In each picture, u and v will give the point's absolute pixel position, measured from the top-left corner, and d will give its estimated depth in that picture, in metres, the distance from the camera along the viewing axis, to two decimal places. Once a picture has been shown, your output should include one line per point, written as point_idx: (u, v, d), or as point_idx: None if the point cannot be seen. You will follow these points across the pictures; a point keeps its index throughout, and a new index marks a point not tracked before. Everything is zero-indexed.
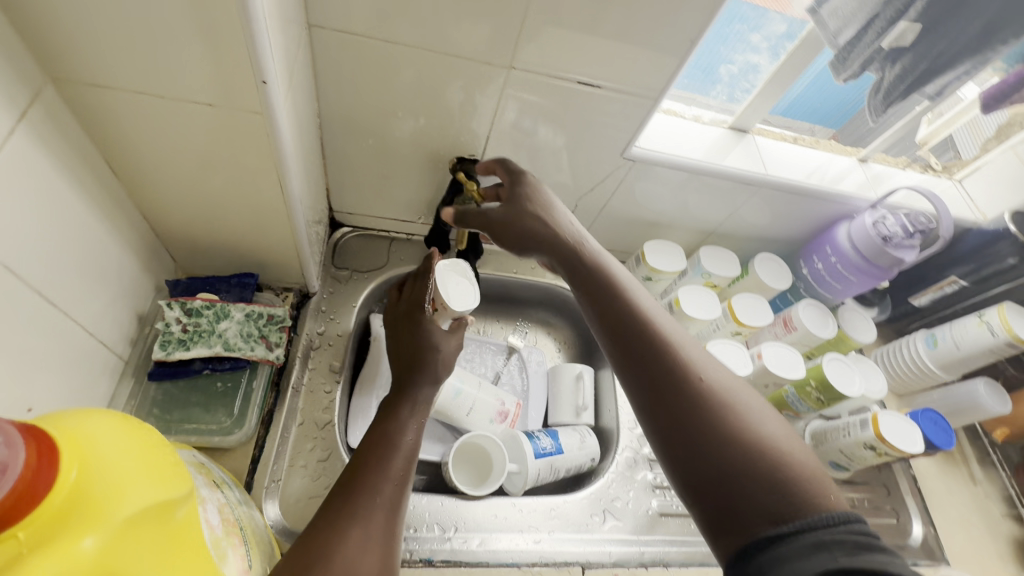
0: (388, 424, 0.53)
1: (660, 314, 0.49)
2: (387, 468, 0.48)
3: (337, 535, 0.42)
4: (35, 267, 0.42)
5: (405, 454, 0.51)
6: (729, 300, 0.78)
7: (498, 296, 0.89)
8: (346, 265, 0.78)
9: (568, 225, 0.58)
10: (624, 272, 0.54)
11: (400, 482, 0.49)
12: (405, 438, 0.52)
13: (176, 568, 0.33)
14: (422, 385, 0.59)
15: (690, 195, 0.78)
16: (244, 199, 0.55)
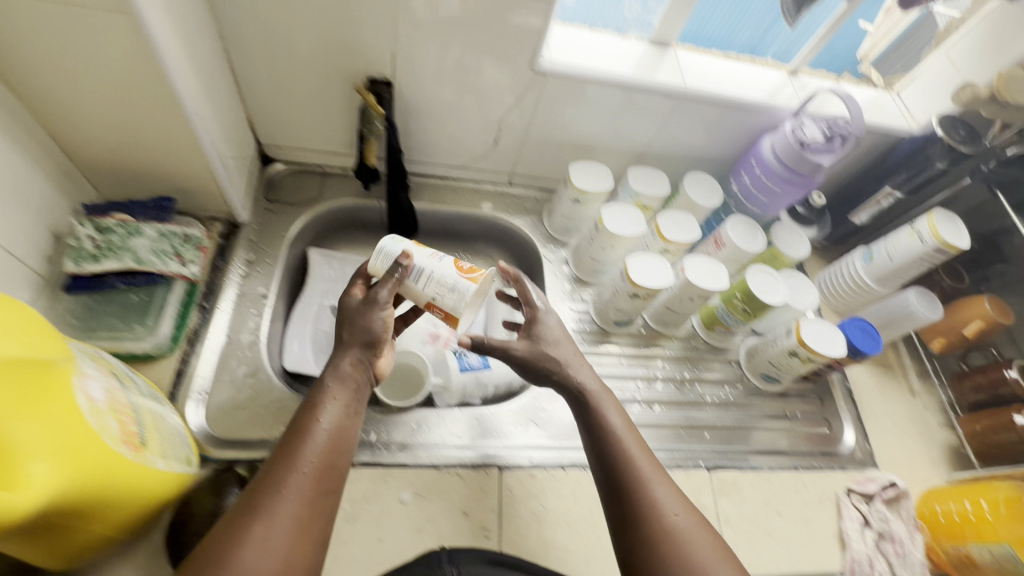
0: (303, 414, 0.50)
1: (645, 456, 0.53)
2: (294, 459, 0.45)
3: (236, 539, 0.40)
4: None
5: (321, 443, 0.47)
6: (657, 220, 0.79)
7: (438, 230, 0.91)
8: (279, 198, 0.80)
9: (569, 357, 0.61)
10: (620, 415, 0.57)
11: (318, 477, 0.45)
12: (319, 426, 0.48)
13: (39, 413, 0.36)
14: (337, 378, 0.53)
15: (615, 115, 0.78)
16: (145, 118, 0.56)
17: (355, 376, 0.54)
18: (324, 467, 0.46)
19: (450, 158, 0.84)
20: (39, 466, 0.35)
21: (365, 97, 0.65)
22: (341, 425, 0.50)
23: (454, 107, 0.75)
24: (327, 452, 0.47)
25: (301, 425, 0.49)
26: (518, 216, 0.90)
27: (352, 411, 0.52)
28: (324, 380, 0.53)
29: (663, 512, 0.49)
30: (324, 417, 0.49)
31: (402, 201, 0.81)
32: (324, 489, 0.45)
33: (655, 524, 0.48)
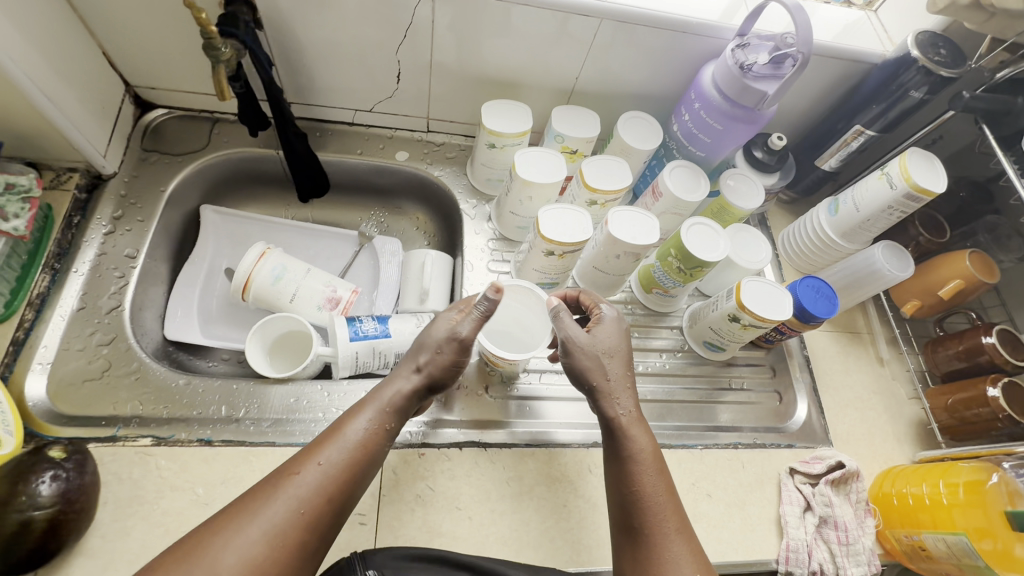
0: (344, 417, 0.46)
1: (666, 498, 0.47)
2: (319, 473, 0.41)
3: (227, 544, 0.37)
4: None
5: (348, 459, 0.43)
6: (582, 166, 0.69)
7: (352, 184, 0.82)
8: (158, 147, 0.72)
9: (615, 374, 0.51)
10: (652, 442, 0.50)
11: (336, 506, 0.41)
12: (353, 436, 0.44)
13: None
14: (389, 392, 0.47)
15: (532, 43, 0.67)
16: None
17: (406, 403, 0.48)
18: (343, 492, 0.42)
19: (353, 100, 0.75)
20: None
21: (195, 11, 0.52)
22: (374, 445, 0.45)
23: (339, 35, 0.65)
24: (351, 472, 0.43)
25: (338, 429, 0.45)
26: (438, 167, 0.80)
27: (388, 433, 0.46)
28: (377, 389, 0.48)
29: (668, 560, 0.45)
30: (359, 425, 0.45)
31: (297, 149, 0.72)
32: (334, 521, 0.41)
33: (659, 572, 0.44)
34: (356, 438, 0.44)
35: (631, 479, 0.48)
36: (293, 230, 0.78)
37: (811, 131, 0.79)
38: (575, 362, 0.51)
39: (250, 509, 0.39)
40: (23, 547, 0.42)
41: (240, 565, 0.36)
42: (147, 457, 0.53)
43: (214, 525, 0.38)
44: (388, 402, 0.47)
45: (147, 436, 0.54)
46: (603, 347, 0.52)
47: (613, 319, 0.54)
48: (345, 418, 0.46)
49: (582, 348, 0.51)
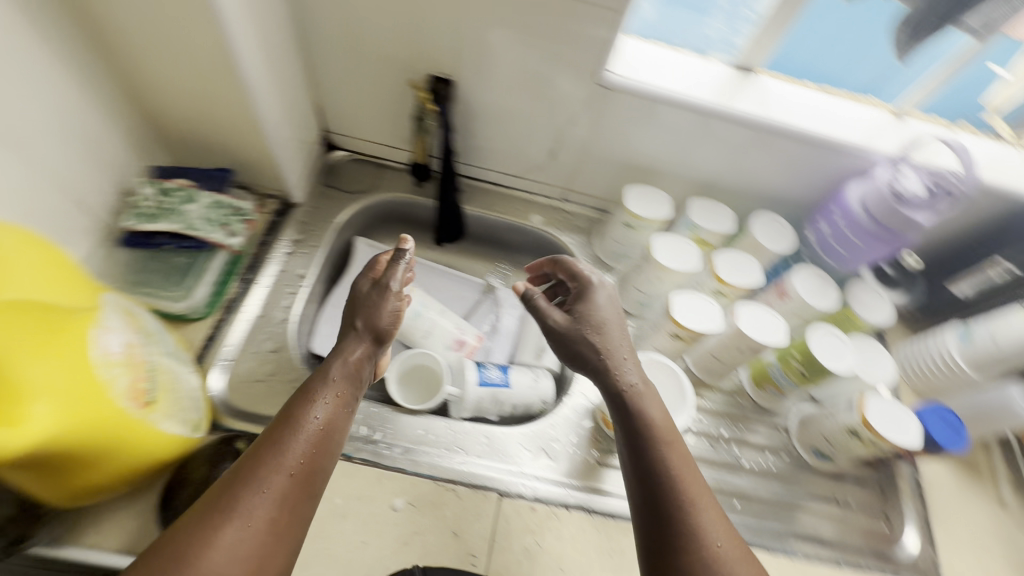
0: (296, 402, 0.50)
1: (685, 468, 0.47)
2: (279, 456, 0.44)
3: (206, 539, 0.38)
4: (21, 119, 0.47)
5: (311, 438, 0.47)
6: (713, 257, 0.72)
7: (485, 236, 0.90)
8: (335, 184, 0.82)
9: (617, 344, 0.56)
10: (661, 411, 0.52)
11: (305, 474, 0.45)
12: (311, 417, 0.48)
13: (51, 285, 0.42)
14: (336, 359, 0.55)
15: (684, 140, 0.73)
16: (212, 91, 0.58)
17: (352, 359, 0.56)
18: (306, 468, 0.45)
19: (505, 165, 0.83)
20: (40, 407, 0.36)
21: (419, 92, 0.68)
22: (334, 421, 0.50)
23: (514, 113, 0.73)
24: (314, 449, 0.47)
25: (294, 415, 0.48)
26: (568, 233, 0.86)
27: (348, 409, 0.52)
28: (329, 364, 0.54)
29: (693, 514, 0.44)
30: (317, 410, 0.49)
31: (449, 200, 0.81)
32: (307, 493, 0.45)
33: (700, 543, 0.43)
34: (316, 422, 0.48)
35: (644, 452, 0.49)
36: (429, 271, 0.86)
37: (945, 254, 0.79)
38: (575, 344, 0.57)
39: (218, 501, 0.41)
40: None
41: (227, 556, 0.38)
42: None
43: (188, 521, 0.39)
44: (334, 375, 0.53)
45: None
46: (591, 317, 0.57)
47: (603, 287, 0.60)
48: (297, 401, 0.50)
49: (559, 324, 0.58)
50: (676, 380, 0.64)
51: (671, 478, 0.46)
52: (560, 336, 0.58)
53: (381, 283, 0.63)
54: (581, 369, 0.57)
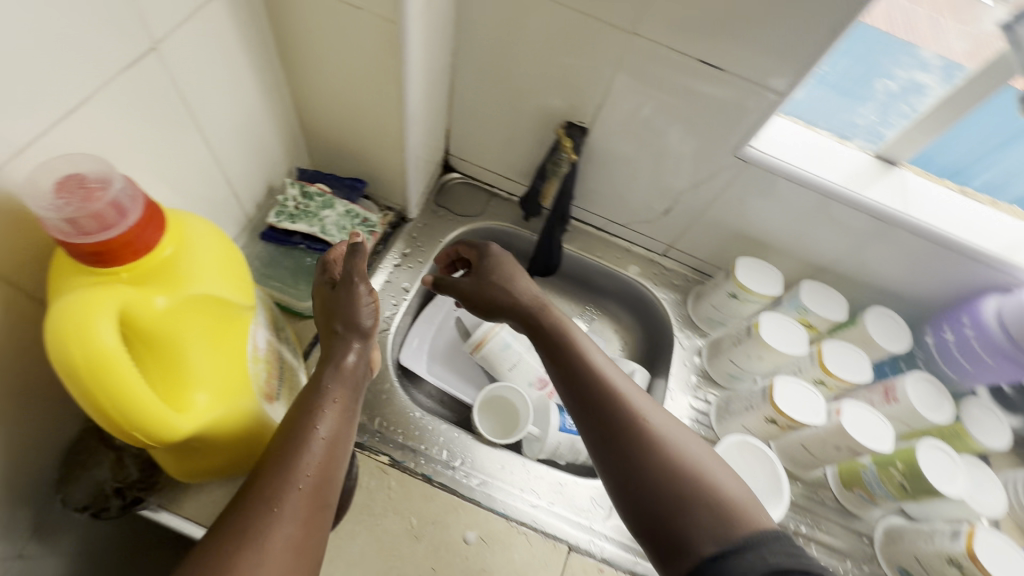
0: (295, 421, 0.46)
1: (616, 377, 0.52)
2: (285, 477, 0.42)
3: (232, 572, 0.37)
4: (214, 120, 0.52)
5: (317, 453, 0.45)
6: (821, 344, 0.70)
7: (576, 276, 0.90)
8: (446, 204, 0.85)
9: (526, 288, 0.60)
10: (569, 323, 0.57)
11: (317, 482, 0.43)
12: (314, 434, 0.45)
13: (231, 276, 0.41)
14: (325, 372, 0.51)
15: (808, 220, 0.71)
16: (372, 112, 0.62)
17: (344, 358, 0.52)
18: (316, 481, 0.43)
19: (613, 212, 0.83)
20: (201, 395, 0.39)
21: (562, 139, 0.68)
22: (337, 432, 0.47)
23: (640, 167, 0.74)
24: (322, 463, 0.45)
25: (294, 432, 0.45)
26: (662, 289, 0.85)
27: (349, 415, 0.49)
28: (323, 376, 0.50)
29: (635, 407, 0.49)
30: (321, 426, 0.46)
31: (553, 238, 0.82)
32: (322, 505, 0.43)
33: (647, 428, 0.48)
34: (323, 434, 0.46)
35: (578, 372, 0.52)
36: None
37: None
38: (487, 292, 0.61)
39: (232, 536, 0.39)
40: None
41: None
42: (383, 474, 0.61)
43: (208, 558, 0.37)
44: (331, 387, 0.50)
45: (385, 454, 0.62)
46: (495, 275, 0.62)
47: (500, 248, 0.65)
48: (296, 418, 0.47)
49: (470, 284, 0.62)
50: (770, 469, 0.61)
51: (609, 385, 0.50)
52: (469, 296, 0.62)
53: (344, 278, 0.56)
54: (500, 314, 0.61)
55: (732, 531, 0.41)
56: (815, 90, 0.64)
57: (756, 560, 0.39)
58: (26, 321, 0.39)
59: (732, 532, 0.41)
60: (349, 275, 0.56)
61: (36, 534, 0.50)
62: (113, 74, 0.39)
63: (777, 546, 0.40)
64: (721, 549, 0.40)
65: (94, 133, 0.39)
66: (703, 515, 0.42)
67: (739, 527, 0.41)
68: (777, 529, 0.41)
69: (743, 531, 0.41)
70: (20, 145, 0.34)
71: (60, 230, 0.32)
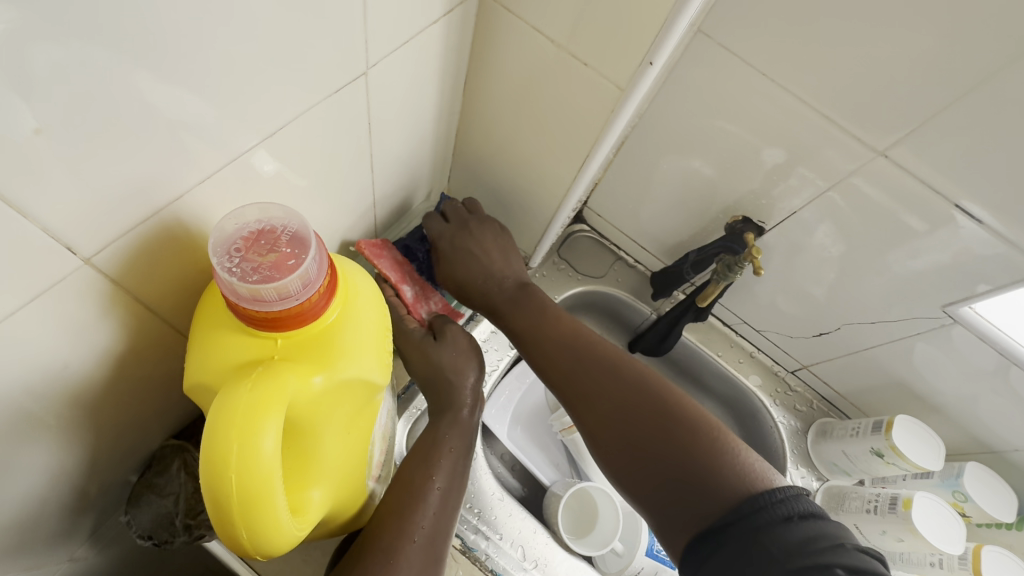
0: (413, 465, 0.45)
1: (588, 342, 0.51)
2: (403, 526, 0.41)
3: None
4: (386, 144, 0.46)
5: (432, 506, 0.43)
6: (979, 546, 0.58)
7: (682, 365, 0.81)
8: (568, 258, 0.78)
9: (495, 255, 0.59)
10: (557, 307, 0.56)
11: (431, 533, 0.42)
12: (432, 486, 0.44)
13: (383, 343, 0.35)
14: (439, 424, 0.49)
15: (998, 396, 0.59)
16: (539, 164, 0.55)
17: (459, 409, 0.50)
18: (429, 532, 0.42)
19: (751, 314, 0.73)
20: (316, 491, 0.32)
21: (755, 250, 0.59)
22: (451, 482, 0.46)
23: (807, 281, 0.64)
24: (437, 516, 0.43)
25: (412, 481, 0.44)
26: (781, 411, 0.75)
27: (461, 466, 0.48)
28: (438, 425, 0.49)
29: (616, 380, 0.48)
30: (437, 475, 0.45)
31: (676, 328, 0.74)
32: (433, 561, 0.41)
33: (633, 399, 0.46)
34: (438, 485, 0.45)
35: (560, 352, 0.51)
36: None
37: None
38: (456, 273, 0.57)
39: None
40: None
41: None
42: (452, 561, 0.54)
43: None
44: (440, 434, 0.48)
45: (458, 537, 0.55)
46: (469, 262, 0.58)
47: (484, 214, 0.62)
48: (413, 464, 0.46)
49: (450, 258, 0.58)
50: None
51: (590, 359, 0.50)
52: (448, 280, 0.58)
53: (439, 325, 0.53)
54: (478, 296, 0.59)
55: (727, 498, 0.38)
56: None
57: (760, 531, 0.35)
58: (155, 346, 0.35)
59: (735, 492, 0.38)
60: (445, 322, 0.54)
61: (92, 539, 0.45)
62: (318, 95, 0.33)
63: (794, 520, 0.35)
64: (727, 513, 0.37)
65: (280, 157, 0.34)
66: (700, 475, 0.40)
67: (744, 484, 0.39)
68: (795, 489, 0.38)
69: (747, 488, 0.38)
70: (208, 170, 0.29)
71: (234, 291, 0.26)
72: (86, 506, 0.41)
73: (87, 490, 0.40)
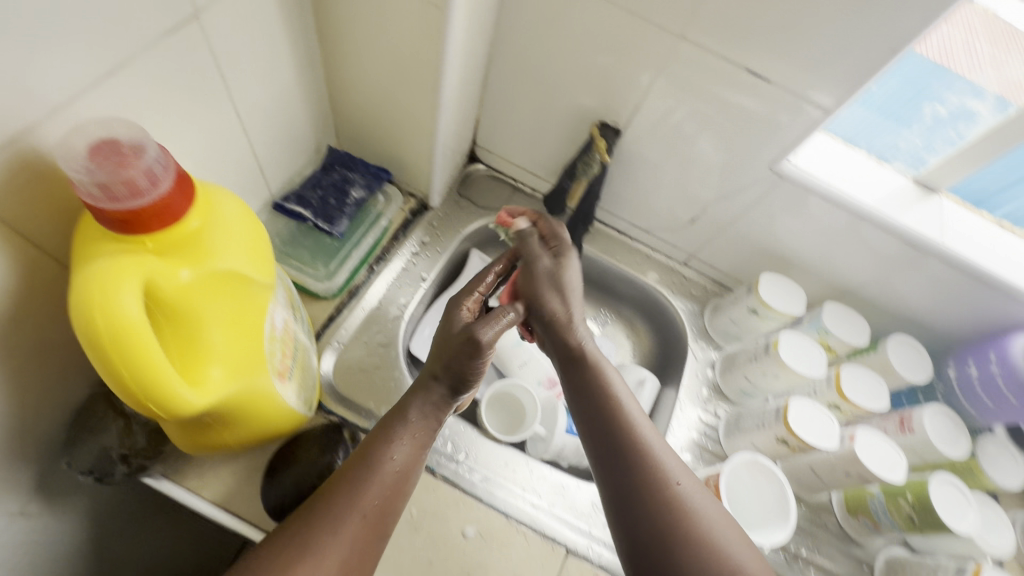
0: (372, 441, 0.48)
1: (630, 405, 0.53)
2: (354, 499, 0.44)
3: None
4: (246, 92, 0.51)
5: (384, 483, 0.46)
6: (838, 368, 0.69)
7: (592, 278, 0.89)
8: (468, 195, 0.84)
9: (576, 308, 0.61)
10: (617, 374, 0.57)
11: (379, 511, 0.45)
12: (387, 461, 0.47)
13: (255, 247, 0.41)
14: (411, 401, 0.51)
15: (838, 241, 0.69)
16: (403, 94, 0.61)
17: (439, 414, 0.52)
18: (378, 511, 0.45)
19: (637, 216, 0.82)
20: (216, 370, 0.39)
21: (596, 138, 0.67)
22: (409, 462, 0.48)
23: (667, 171, 0.72)
24: (387, 494, 0.46)
25: (370, 457, 0.47)
26: (680, 298, 0.84)
27: (424, 448, 0.50)
28: (408, 401, 0.51)
29: (666, 479, 0.48)
30: (393, 455, 0.48)
31: (577, 239, 0.80)
32: (378, 535, 0.45)
33: (672, 506, 0.46)
34: (392, 465, 0.47)
35: (610, 425, 0.52)
36: None
37: None
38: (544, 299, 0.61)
39: (297, 538, 0.42)
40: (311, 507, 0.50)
41: None
42: None
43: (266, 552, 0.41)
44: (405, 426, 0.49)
45: None
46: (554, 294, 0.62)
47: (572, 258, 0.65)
48: (374, 439, 0.49)
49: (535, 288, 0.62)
50: (779, 492, 0.58)
51: (640, 448, 0.49)
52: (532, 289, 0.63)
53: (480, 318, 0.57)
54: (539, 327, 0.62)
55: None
56: (860, 109, 0.62)
57: None
58: (46, 283, 0.39)
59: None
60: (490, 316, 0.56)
61: (39, 493, 0.50)
62: (147, 38, 0.38)
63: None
64: None
65: (133, 96, 0.39)
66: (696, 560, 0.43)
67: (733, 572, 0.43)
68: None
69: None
70: (54, 105, 0.34)
71: (91, 194, 0.32)
72: (24, 453, 0.46)
73: (20, 436, 0.45)
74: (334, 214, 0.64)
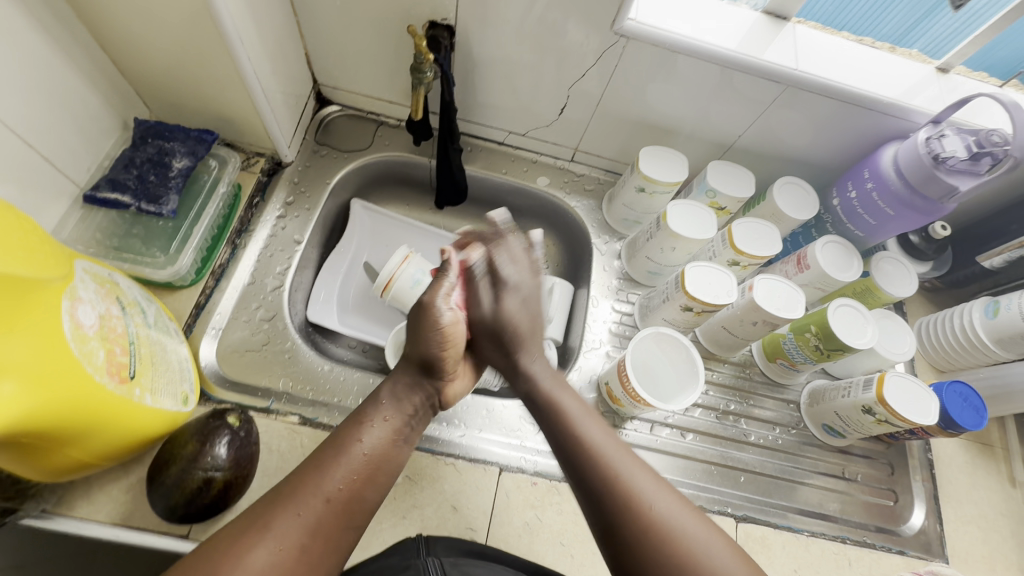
0: (347, 424, 0.45)
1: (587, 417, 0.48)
2: (320, 479, 0.40)
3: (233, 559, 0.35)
4: None
5: (355, 469, 0.42)
6: (731, 225, 0.67)
7: (486, 200, 0.85)
8: (328, 141, 0.77)
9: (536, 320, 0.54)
10: (578, 400, 0.50)
11: (348, 499, 0.40)
12: (359, 443, 0.43)
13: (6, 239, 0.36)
14: (382, 391, 0.48)
15: (706, 97, 0.66)
16: (187, 39, 0.53)
17: (411, 397, 0.48)
18: (349, 496, 0.40)
19: (510, 121, 0.77)
20: (6, 384, 0.34)
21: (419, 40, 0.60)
22: (383, 449, 0.44)
23: (518, 64, 0.67)
24: (356, 478, 0.41)
25: (341, 437, 0.43)
26: (575, 197, 0.81)
27: (400, 439, 0.46)
28: (380, 394, 0.48)
29: (635, 491, 0.42)
30: (368, 436, 0.44)
31: (451, 161, 0.74)
32: (351, 522, 0.40)
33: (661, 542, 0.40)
34: (364, 447, 0.43)
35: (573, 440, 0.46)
36: (429, 236, 0.82)
37: (979, 223, 0.74)
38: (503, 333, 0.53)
39: (260, 515, 0.37)
40: (202, 501, 0.47)
41: None
42: (294, 434, 0.57)
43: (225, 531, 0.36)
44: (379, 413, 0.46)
45: (296, 414, 0.59)
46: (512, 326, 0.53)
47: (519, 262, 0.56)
48: (347, 423, 0.45)
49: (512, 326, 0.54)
50: (686, 356, 0.59)
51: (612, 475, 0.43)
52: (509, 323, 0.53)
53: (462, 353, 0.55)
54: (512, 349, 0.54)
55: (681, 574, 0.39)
56: None
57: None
58: None
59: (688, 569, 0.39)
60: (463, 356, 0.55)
61: None
62: None
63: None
64: None
65: None
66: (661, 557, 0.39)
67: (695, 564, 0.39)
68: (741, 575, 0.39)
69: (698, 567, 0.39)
70: None
71: None
72: None
73: None
74: (158, 192, 0.58)
